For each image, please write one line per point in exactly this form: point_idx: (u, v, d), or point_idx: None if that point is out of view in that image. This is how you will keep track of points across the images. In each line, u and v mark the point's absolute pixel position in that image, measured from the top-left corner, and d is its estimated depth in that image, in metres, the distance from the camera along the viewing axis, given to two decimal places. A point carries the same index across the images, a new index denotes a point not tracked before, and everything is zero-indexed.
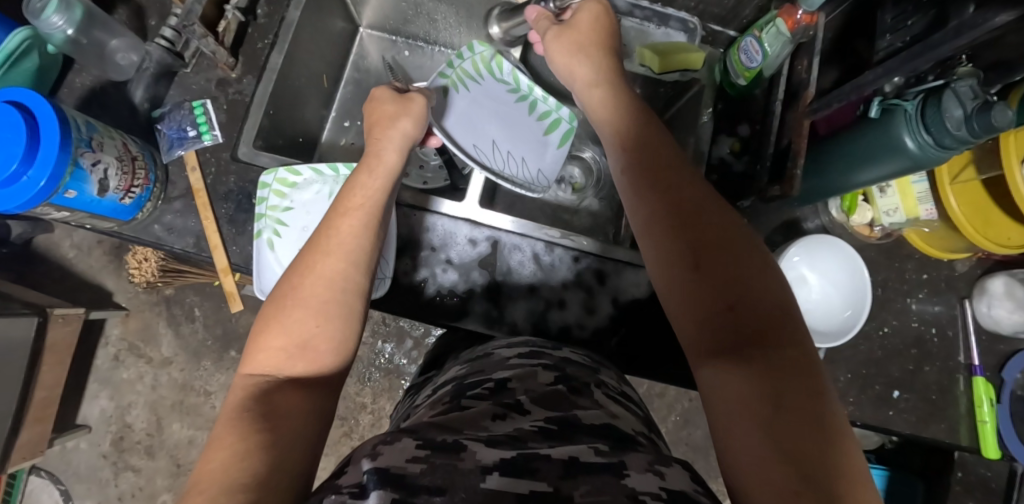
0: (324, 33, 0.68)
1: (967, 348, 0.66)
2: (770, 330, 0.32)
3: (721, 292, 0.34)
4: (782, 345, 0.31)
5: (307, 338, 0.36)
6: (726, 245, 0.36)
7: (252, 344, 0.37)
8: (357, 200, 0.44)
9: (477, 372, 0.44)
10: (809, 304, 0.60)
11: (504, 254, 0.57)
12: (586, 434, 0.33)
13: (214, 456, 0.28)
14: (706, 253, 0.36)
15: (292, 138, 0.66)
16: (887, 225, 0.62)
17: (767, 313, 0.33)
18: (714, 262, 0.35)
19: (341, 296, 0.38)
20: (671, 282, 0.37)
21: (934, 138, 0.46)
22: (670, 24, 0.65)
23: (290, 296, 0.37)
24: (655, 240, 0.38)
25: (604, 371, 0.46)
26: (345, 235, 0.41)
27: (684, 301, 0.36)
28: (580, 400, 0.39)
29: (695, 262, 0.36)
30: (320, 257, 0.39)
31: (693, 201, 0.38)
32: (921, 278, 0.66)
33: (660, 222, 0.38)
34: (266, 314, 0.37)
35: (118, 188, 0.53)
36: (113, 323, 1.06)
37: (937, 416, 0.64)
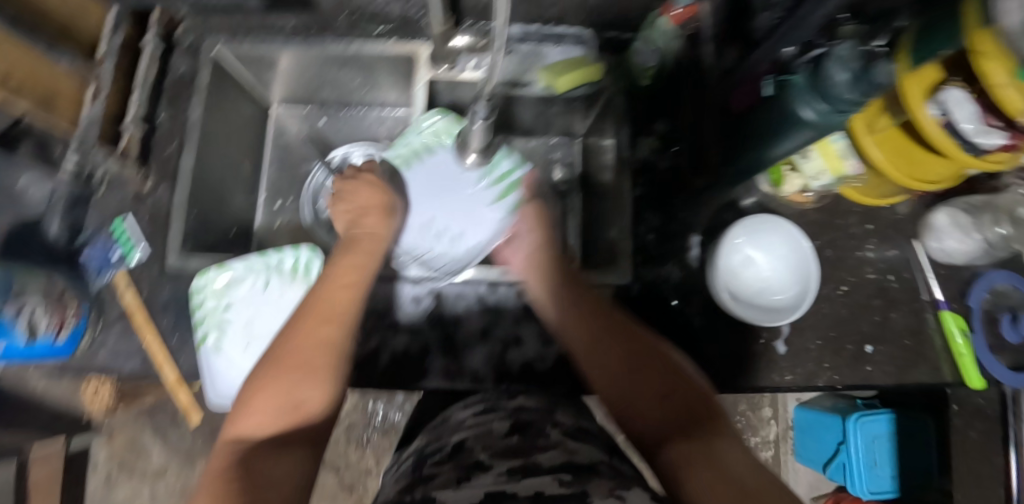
0: (234, 122, 0.67)
1: (928, 286, 0.67)
2: (693, 408, 0.44)
3: (660, 388, 0.46)
4: (709, 419, 0.43)
5: (294, 406, 0.44)
6: (648, 351, 0.49)
7: (234, 415, 0.43)
8: (306, 326, 0.48)
9: (434, 439, 0.45)
10: (762, 282, 0.60)
11: (450, 304, 0.57)
12: (548, 469, 0.35)
13: None
14: (639, 358, 0.48)
15: (222, 233, 0.66)
16: (818, 188, 0.62)
17: (691, 396, 0.46)
18: (642, 366, 0.48)
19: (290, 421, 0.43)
20: (618, 384, 0.48)
21: (831, 105, 0.45)
22: (565, 42, 0.63)
23: (241, 427, 0.42)
24: (601, 355, 0.49)
25: (558, 412, 0.48)
26: (327, 335, 0.47)
27: (637, 400, 0.46)
28: (540, 441, 0.41)
29: (631, 367, 0.48)
30: (276, 381, 0.44)
31: (615, 324, 0.51)
32: (867, 229, 0.66)
33: (600, 344, 0.50)
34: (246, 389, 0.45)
35: (49, 327, 0.53)
36: (98, 445, 1.03)
37: (913, 360, 0.64)
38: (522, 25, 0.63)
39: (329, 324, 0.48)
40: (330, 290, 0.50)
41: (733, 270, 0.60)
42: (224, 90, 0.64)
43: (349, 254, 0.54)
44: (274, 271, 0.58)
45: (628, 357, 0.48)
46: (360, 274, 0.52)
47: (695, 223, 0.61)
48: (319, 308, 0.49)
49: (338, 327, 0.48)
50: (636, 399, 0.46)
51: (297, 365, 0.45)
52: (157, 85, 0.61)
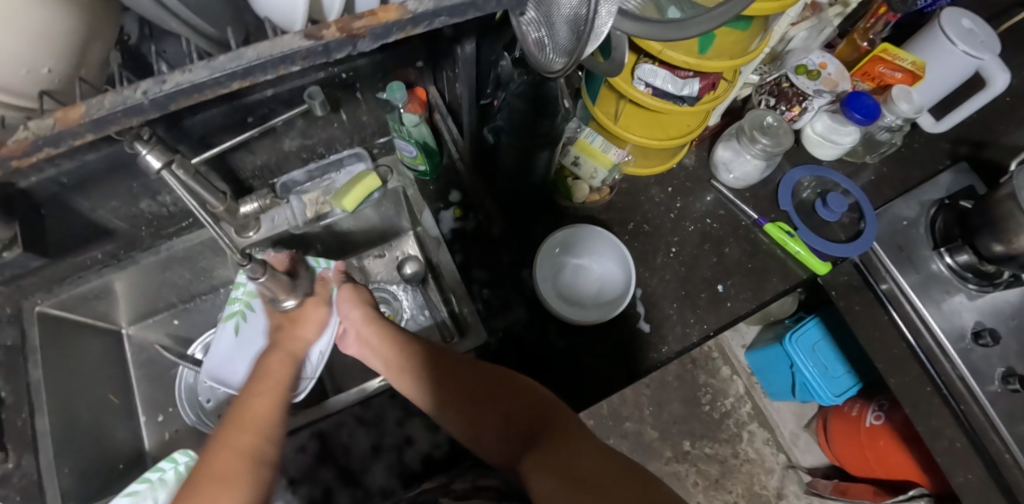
0: (83, 364, 0.68)
1: (743, 210, 0.74)
2: (543, 420, 0.47)
3: (511, 418, 0.48)
4: (556, 430, 0.46)
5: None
6: (485, 383, 0.50)
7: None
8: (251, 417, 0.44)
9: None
10: (599, 280, 0.65)
11: (335, 438, 0.59)
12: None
13: None
14: (483, 383, 0.49)
15: (109, 472, 0.65)
16: (602, 183, 0.69)
17: (535, 412, 0.48)
18: (485, 393, 0.49)
19: None
20: (469, 430, 0.48)
21: (535, 125, 0.52)
22: (346, 162, 0.70)
23: None
24: (447, 406, 0.49)
25: (456, 481, 0.50)
26: (252, 451, 0.42)
27: (495, 434, 0.48)
28: None
29: (475, 399, 0.49)
30: None
31: (455, 373, 0.50)
32: (668, 191, 0.74)
33: (440, 388, 0.50)
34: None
35: None
36: None
37: (761, 278, 0.71)
38: (302, 168, 0.70)
39: (244, 434, 0.43)
40: (247, 401, 0.46)
41: (569, 282, 0.65)
42: (61, 340, 0.66)
43: (262, 369, 0.50)
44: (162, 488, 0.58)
45: (468, 392, 0.49)
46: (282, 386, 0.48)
47: (521, 258, 0.67)
48: (241, 416, 0.44)
49: (258, 436, 0.43)
50: (484, 426, 0.48)
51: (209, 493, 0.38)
52: None
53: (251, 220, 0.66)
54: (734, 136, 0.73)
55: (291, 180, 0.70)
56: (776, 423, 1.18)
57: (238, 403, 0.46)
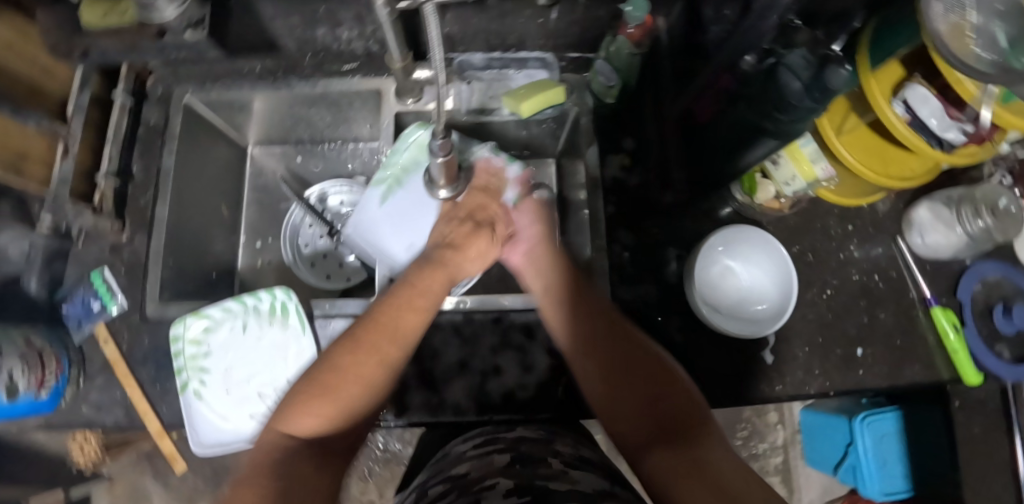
0: (209, 166, 0.68)
1: (915, 282, 0.66)
2: (682, 417, 0.43)
3: (649, 396, 0.45)
4: (696, 433, 0.42)
5: (348, 411, 0.43)
6: (640, 354, 0.47)
7: (292, 404, 0.43)
8: (422, 297, 0.48)
9: (437, 472, 0.48)
10: (742, 291, 0.59)
11: (427, 337, 0.57)
12: (559, 492, 0.37)
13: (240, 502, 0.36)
14: (634, 349, 0.47)
15: (203, 277, 0.66)
16: (791, 194, 0.60)
17: (682, 407, 0.44)
18: (632, 367, 0.46)
19: (372, 385, 0.44)
20: (606, 388, 0.47)
21: (786, 116, 0.44)
22: (529, 65, 0.63)
23: (336, 375, 0.43)
24: (592, 357, 0.48)
25: (557, 442, 0.49)
26: (395, 357, 0.45)
27: (628, 404, 0.45)
28: (542, 468, 0.42)
29: (623, 367, 0.47)
30: (349, 360, 0.43)
31: (609, 333, 0.48)
32: (847, 229, 0.66)
33: (589, 343, 0.48)
34: (324, 376, 0.43)
35: (30, 386, 0.52)
36: (98, 494, 1.01)
37: (904, 359, 0.63)
38: (484, 53, 0.64)
39: (388, 342, 0.45)
40: (399, 307, 0.47)
41: (712, 281, 0.59)
42: (196, 136, 0.65)
43: (420, 276, 0.49)
44: (252, 314, 0.58)
45: (614, 358, 0.47)
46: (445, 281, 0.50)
47: (671, 237, 0.61)
48: (388, 326, 0.45)
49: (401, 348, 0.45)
50: (625, 402, 0.45)
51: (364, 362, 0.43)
52: (129, 138, 0.62)
53: (416, 87, 0.61)
54: (946, 202, 0.65)
55: (469, 62, 0.63)
56: (799, 486, 1.13)
57: (393, 300, 0.47)
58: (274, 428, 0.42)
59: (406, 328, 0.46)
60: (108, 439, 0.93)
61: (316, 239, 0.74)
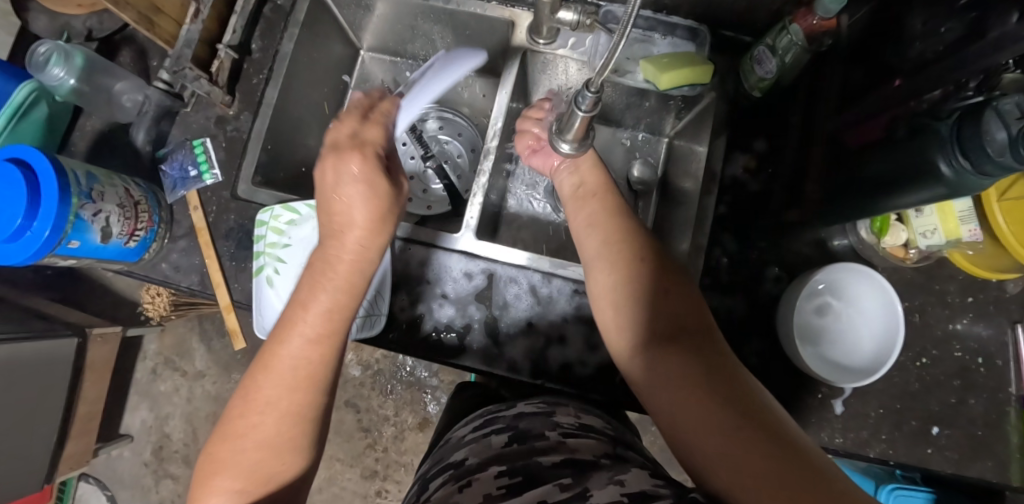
0: (323, 60, 0.66)
1: (1020, 377, 0.59)
2: (694, 320, 0.41)
3: (658, 296, 0.42)
4: (704, 338, 0.40)
5: (252, 467, 0.37)
6: (651, 255, 0.44)
7: (201, 480, 0.38)
8: (307, 325, 0.41)
9: (437, 460, 0.41)
10: (832, 333, 0.56)
11: (500, 287, 0.56)
12: (551, 469, 0.33)
13: None
14: (649, 254, 0.45)
15: (294, 169, 0.66)
16: (925, 248, 0.55)
17: (692, 313, 0.41)
18: (645, 268, 0.43)
19: (298, 427, 0.39)
20: (614, 288, 0.44)
21: (973, 164, 0.38)
22: (677, 33, 0.58)
23: (242, 431, 0.38)
24: (605, 255, 0.45)
25: (559, 411, 0.43)
26: (274, 394, 0.39)
27: (636, 307, 0.43)
28: (539, 442, 0.37)
29: (637, 265, 0.44)
30: (249, 414, 0.39)
31: (627, 238, 0.45)
32: (966, 301, 0.60)
33: (604, 243, 0.46)
34: (214, 441, 0.39)
35: (121, 233, 0.54)
36: (150, 338, 1.10)
37: (984, 453, 0.58)
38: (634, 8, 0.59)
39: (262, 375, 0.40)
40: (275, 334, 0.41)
41: (805, 316, 0.56)
42: (318, 26, 0.63)
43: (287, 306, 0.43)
44: None
45: (624, 258, 0.45)
46: (360, 251, 0.44)
47: (773, 256, 0.57)
48: (275, 373, 0.40)
49: (279, 383, 0.39)
50: (630, 301, 0.43)
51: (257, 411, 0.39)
52: (254, 13, 0.61)
53: (552, 29, 0.57)
54: None
55: (615, 14, 0.58)
56: None
57: (321, 249, 0.45)
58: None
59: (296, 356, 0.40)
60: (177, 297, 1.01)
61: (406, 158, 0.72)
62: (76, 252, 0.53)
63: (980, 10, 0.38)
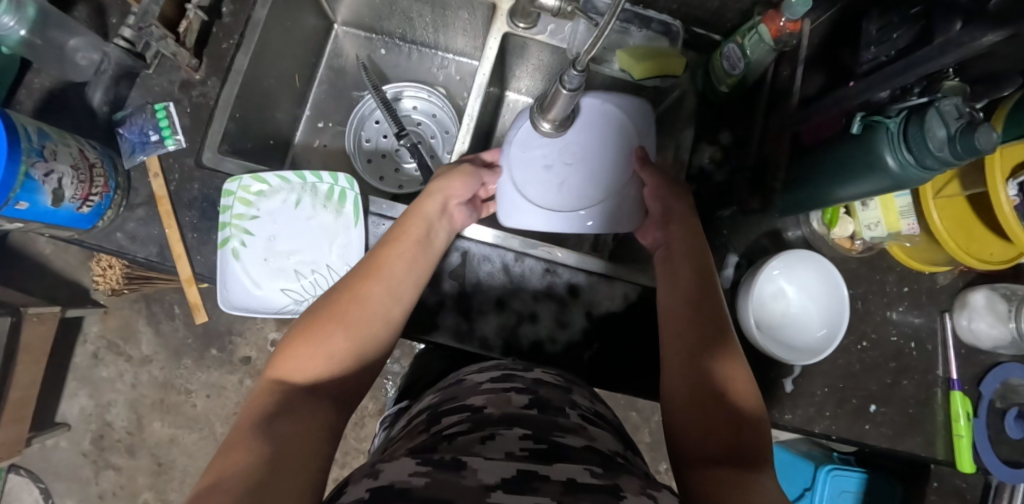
0: (296, 31, 0.65)
1: (945, 361, 0.65)
2: (758, 454, 0.40)
3: (729, 416, 0.42)
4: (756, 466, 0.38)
5: (334, 352, 0.42)
6: (742, 381, 0.45)
7: (279, 354, 0.42)
8: (402, 236, 0.50)
9: (450, 398, 0.41)
10: (787, 318, 0.59)
11: (473, 265, 0.56)
12: (577, 451, 0.33)
13: (233, 456, 0.31)
14: (740, 374, 0.45)
15: (261, 141, 0.64)
16: (869, 239, 0.60)
17: (758, 449, 0.40)
18: (729, 390, 0.44)
19: (377, 325, 0.45)
20: (692, 393, 0.45)
21: (916, 158, 0.42)
22: (652, 26, 0.61)
23: (329, 316, 0.44)
24: (696, 362, 0.46)
25: (576, 391, 0.44)
26: (377, 299, 0.46)
27: (702, 416, 0.43)
28: (561, 420, 0.37)
29: (719, 383, 0.44)
30: (341, 305, 0.45)
31: (722, 353, 0.46)
32: (902, 290, 0.65)
33: (693, 350, 0.47)
34: (304, 328, 0.43)
35: (74, 197, 0.51)
36: (91, 320, 1.03)
37: (913, 429, 0.63)
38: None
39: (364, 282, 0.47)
40: (379, 249, 0.49)
41: (762, 299, 0.59)
42: None
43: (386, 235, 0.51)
44: (309, 192, 0.57)
45: (712, 373, 0.45)
46: (436, 204, 0.53)
47: (734, 243, 0.60)
48: (369, 274, 0.47)
49: (383, 288, 0.47)
50: (704, 412, 0.43)
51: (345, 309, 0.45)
52: None
53: (533, 13, 0.58)
54: (1005, 295, 0.64)
55: (594, 4, 0.58)
56: None
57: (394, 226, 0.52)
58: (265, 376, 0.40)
59: (386, 266, 0.48)
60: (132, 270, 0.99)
61: (381, 136, 0.73)
62: (20, 215, 0.50)
63: (928, 18, 0.40)
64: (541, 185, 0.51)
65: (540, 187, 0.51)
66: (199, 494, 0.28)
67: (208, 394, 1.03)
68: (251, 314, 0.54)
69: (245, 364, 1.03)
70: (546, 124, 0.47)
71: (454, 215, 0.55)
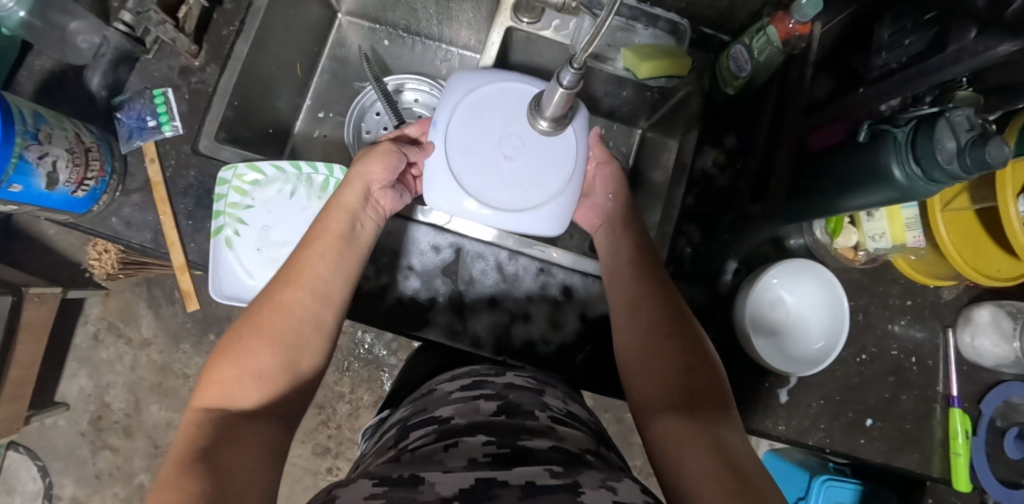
0: (298, 19, 0.64)
1: (947, 377, 0.63)
2: (712, 388, 0.41)
3: (680, 359, 0.43)
4: (713, 406, 0.39)
5: (259, 367, 0.40)
6: (683, 322, 0.45)
7: (203, 381, 0.39)
8: (324, 234, 0.46)
9: (419, 411, 0.41)
10: (785, 327, 0.58)
11: (467, 262, 0.55)
12: (542, 451, 0.32)
13: (165, 493, 0.29)
14: (678, 318, 0.45)
15: (260, 129, 0.63)
16: (873, 250, 0.59)
17: (712, 384, 0.41)
18: (674, 333, 0.44)
19: (308, 333, 0.42)
20: (641, 344, 0.45)
21: (922, 170, 0.41)
22: (659, 25, 0.59)
23: (252, 329, 0.41)
24: (638, 313, 0.47)
25: (549, 392, 0.44)
26: (302, 305, 0.43)
27: (654, 365, 0.43)
28: (530, 423, 0.37)
29: (666, 329, 0.45)
30: (265, 314, 0.42)
31: (661, 302, 0.47)
32: (905, 304, 0.64)
33: (637, 303, 0.47)
34: (228, 346, 0.41)
35: (68, 182, 0.51)
36: (92, 302, 1.03)
37: (910, 445, 0.62)
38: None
39: (284, 288, 0.43)
40: (305, 245, 0.46)
41: (760, 309, 0.58)
42: None
43: (317, 221, 0.47)
44: (304, 183, 0.57)
45: (660, 320, 0.45)
46: (358, 193, 0.49)
47: (734, 249, 0.59)
48: (296, 277, 0.44)
49: (308, 292, 0.43)
50: (653, 361, 0.44)
51: (269, 315, 0.41)
52: None
53: (537, 8, 0.57)
54: (1011, 312, 0.63)
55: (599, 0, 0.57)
56: None
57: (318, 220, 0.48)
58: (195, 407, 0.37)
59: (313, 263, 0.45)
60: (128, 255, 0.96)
61: (380, 128, 0.71)
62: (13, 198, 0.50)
63: (941, 25, 0.38)
64: (473, 166, 0.47)
65: (469, 163, 0.46)
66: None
67: None
68: (242, 303, 0.54)
69: None
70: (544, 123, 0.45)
71: (380, 201, 0.51)
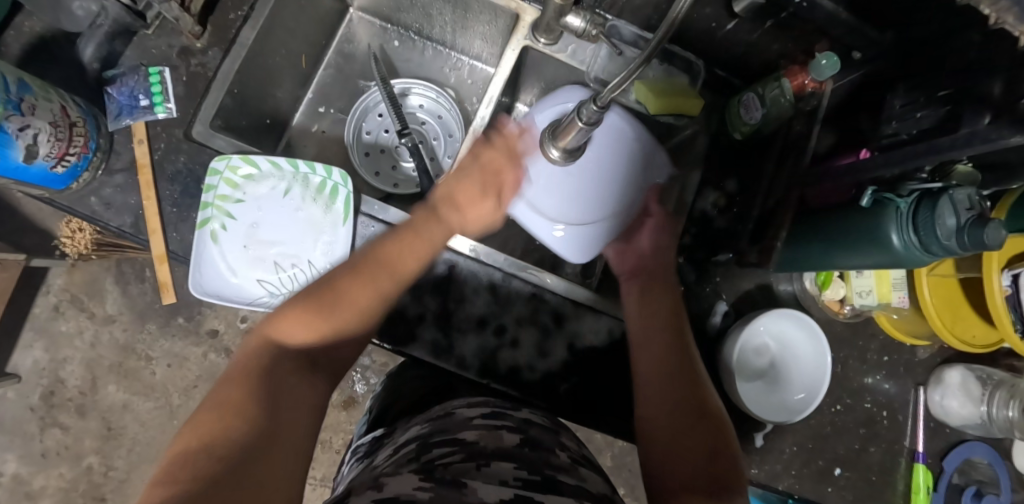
0: (310, 10, 0.62)
1: (914, 433, 0.65)
2: (729, 475, 0.42)
3: (699, 440, 0.44)
4: (723, 492, 0.40)
5: (337, 307, 0.44)
6: (705, 408, 0.46)
7: (276, 314, 0.43)
8: (432, 234, 0.50)
9: (439, 431, 0.39)
10: (765, 372, 0.59)
11: (460, 280, 0.54)
12: (566, 487, 0.34)
13: (197, 431, 0.32)
14: (702, 403, 0.47)
15: (258, 119, 0.61)
16: (858, 305, 0.60)
17: (726, 471, 0.42)
18: (699, 418, 0.45)
19: (380, 303, 0.46)
20: (667, 421, 0.46)
21: (922, 241, 0.41)
22: (674, 62, 0.59)
23: (334, 290, 0.44)
24: (667, 388, 0.48)
25: (563, 434, 0.44)
26: (387, 288, 0.46)
27: (669, 445, 0.45)
28: (553, 457, 0.37)
29: (695, 410, 0.46)
30: (356, 290, 0.45)
31: (693, 388, 0.48)
32: (882, 359, 0.65)
33: (667, 375, 0.49)
34: (311, 288, 0.45)
35: (49, 156, 0.48)
36: (57, 272, 0.99)
37: (872, 496, 0.63)
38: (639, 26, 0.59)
39: (395, 262, 0.47)
40: (405, 234, 0.49)
41: (745, 354, 0.58)
42: None
43: (391, 234, 0.49)
44: (300, 182, 0.55)
45: (688, 400, 0.47)
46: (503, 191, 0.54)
47: (725, 291, 0.60)
48: (388, 259, 0.47)
49: (395, 277, 0.47)
50: (680, 441, 0.44)
51: (377, 269, 0.46)
52: None
53: (556, 31, 0.56)
54: (980, 377, 0.65)
55: (620, 30, 0.57)
56: None
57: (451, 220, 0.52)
58: (261, 332, 0.42)
59: (429, 239, 0.49)
60: (102, 236, 0.93)
61: (382, 131, 0.70)
62: None
63: (955, 103, 0.40)
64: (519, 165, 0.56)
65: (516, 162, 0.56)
66: (180, 458, 0.31)
67: (168, 363, 0.99)
68: (222, 300, 0.52)
69: (211, 337, 1.00)
70: (555, 152, 0.45)
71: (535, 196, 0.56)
